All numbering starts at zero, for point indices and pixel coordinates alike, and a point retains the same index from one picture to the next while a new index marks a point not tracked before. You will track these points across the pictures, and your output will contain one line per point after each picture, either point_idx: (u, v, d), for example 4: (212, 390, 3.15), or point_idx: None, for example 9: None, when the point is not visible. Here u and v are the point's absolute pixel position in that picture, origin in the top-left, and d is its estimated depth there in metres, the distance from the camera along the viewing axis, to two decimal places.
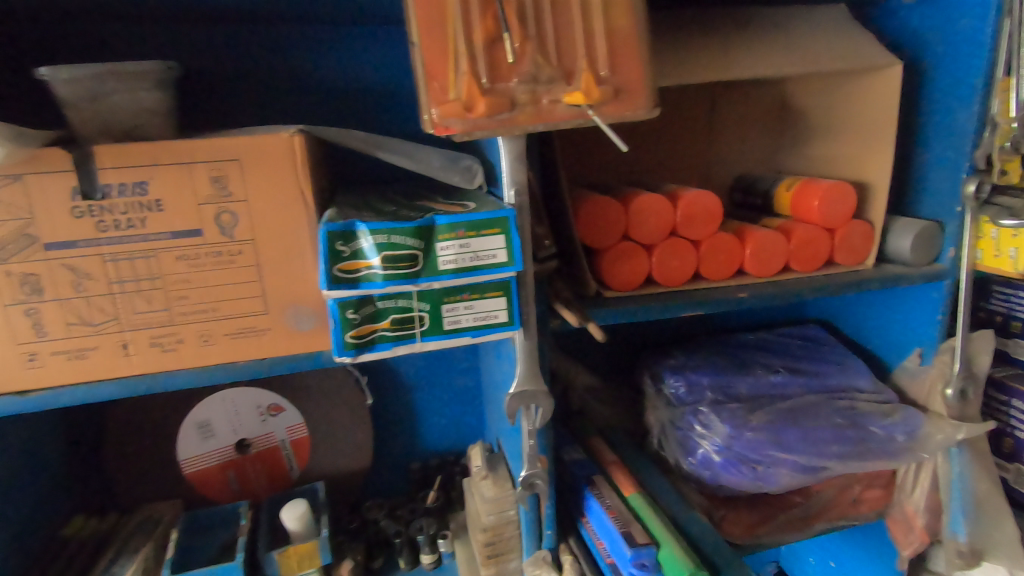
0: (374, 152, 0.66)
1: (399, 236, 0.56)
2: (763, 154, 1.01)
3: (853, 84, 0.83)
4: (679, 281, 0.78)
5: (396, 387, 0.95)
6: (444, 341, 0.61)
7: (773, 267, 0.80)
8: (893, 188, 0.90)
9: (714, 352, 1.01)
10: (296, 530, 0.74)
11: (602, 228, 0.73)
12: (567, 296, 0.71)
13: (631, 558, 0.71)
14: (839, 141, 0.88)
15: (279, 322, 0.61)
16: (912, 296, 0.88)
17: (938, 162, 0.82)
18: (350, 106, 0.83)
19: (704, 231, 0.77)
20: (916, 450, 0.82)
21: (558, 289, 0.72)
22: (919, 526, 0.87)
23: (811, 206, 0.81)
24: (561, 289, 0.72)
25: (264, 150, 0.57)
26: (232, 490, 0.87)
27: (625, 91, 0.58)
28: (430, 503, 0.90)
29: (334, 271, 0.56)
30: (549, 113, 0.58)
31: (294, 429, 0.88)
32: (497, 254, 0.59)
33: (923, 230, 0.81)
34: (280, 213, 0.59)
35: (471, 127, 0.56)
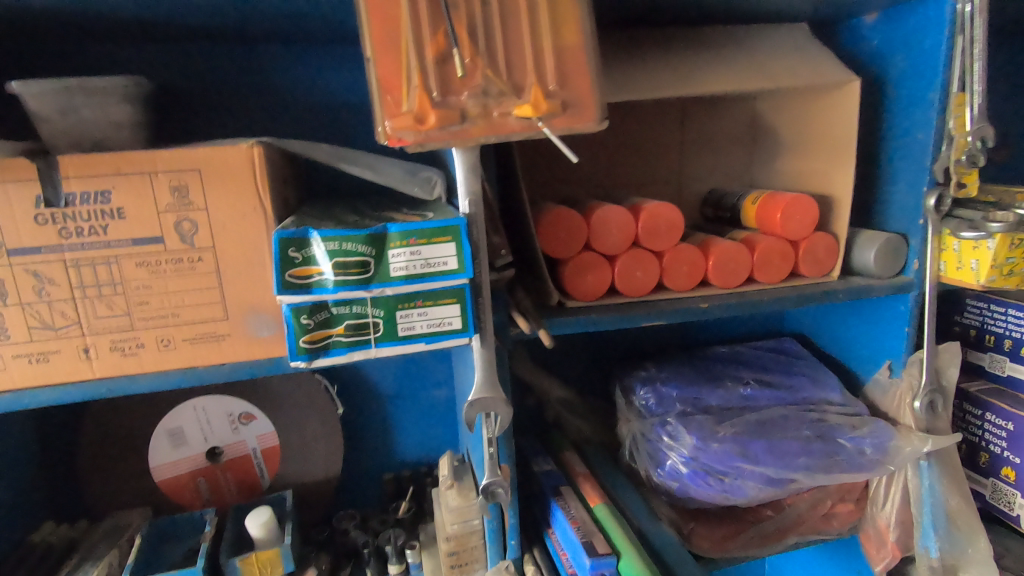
0: (337, 164, 0.68)
1: (351, 243, 0.58)
2: (735, 169, 1.03)
3: (815, 100, 0.85)
4: (642, 292, 0.79)
5: (369, 397, 0.96)
6: (399, 348, 0.62)
7: (737, 278, 0.81)
8: (860, 202, 0.91)
9: (687, 365, 1.01)
10: (259, 537, 0.75)
11: (563, 239, 0.75)
12: (527, 305, 0.72)
13: (589, 567, 0.71)
14: (805, 156, 0.89)
15: (238, 329, 0.63)
16: (880, 309, 0.89)
17: (902, 176, 0.83)
18: (323, 121, 0.85)
19: (666, 242, 0.78)
20: (885, 463, 0.82)
21: (520, 297, 0.74)
22: (891, 540, 0.86)
23: (773, 219, 0.83)
24: (521, 298, 0.73)
25: (224, 161, 0.59)
26: (202, 499, 0.88)
27: (574, 105, 0.60)
28: (402, 514, 0.91)
29: (286, 276, 0.57)
30: (501, 125, 0.59)
31: (265, 438, 0.89)
32: (448, 261, 0.60)
33: (887, 242, 0.82)
34: (239, 222, 0.61)
35: (423, 138, 0.58)
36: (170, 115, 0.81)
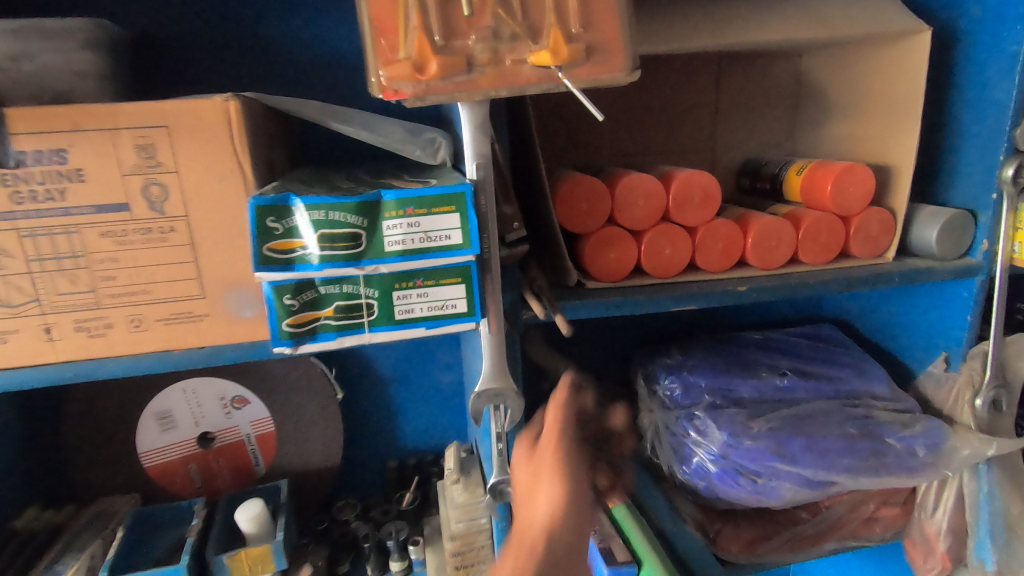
0: (327, 122, 0.60)
1: (340, 212, 0.50)
2: (776, 136, 0.93)
3: (872, 55, 0.75)
4: (671, 272, 0.70)
5: (371, 381, 0.89)
6: (396, 333, 0.55)
7: (779, 258, 0.72)
8: (920, 174, 0.81)
9: (716, 351, 0.92)
10: (250, 531, 0.70)
11: (584, 211, 0.66)
12: (541, 284, 0.64)
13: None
14: (858, 120, 0.79)
15: (218, 308, 0.56)
16: (937, 294, 0.79)
17: (974, 142, 0.72)
18: (319, 78, 0.78)
19: (699, 216, 0.69)
20: (939, 467, 0.74)
21: (534, 275, 0.65)
22: (941, 550, 0.78)
23: (823, 190, 0.73)
24: (535, 276, 0.65)
25: (196, 117, 0.51)
26: (194, 486, 0.83)
27: (600, 51, 0.50)
28: (405, 505, 0.85)
29: (264, 250, 0.50)
30: (514, 74, 0.50)
31: (259, 423, 0.84)
32: (452, 235, 0.53)
33: (952, 218, 0.72)
34: (216, 188, 0.53)
35: (423, 90, 0.49)
36: (152, 70, 0.74)
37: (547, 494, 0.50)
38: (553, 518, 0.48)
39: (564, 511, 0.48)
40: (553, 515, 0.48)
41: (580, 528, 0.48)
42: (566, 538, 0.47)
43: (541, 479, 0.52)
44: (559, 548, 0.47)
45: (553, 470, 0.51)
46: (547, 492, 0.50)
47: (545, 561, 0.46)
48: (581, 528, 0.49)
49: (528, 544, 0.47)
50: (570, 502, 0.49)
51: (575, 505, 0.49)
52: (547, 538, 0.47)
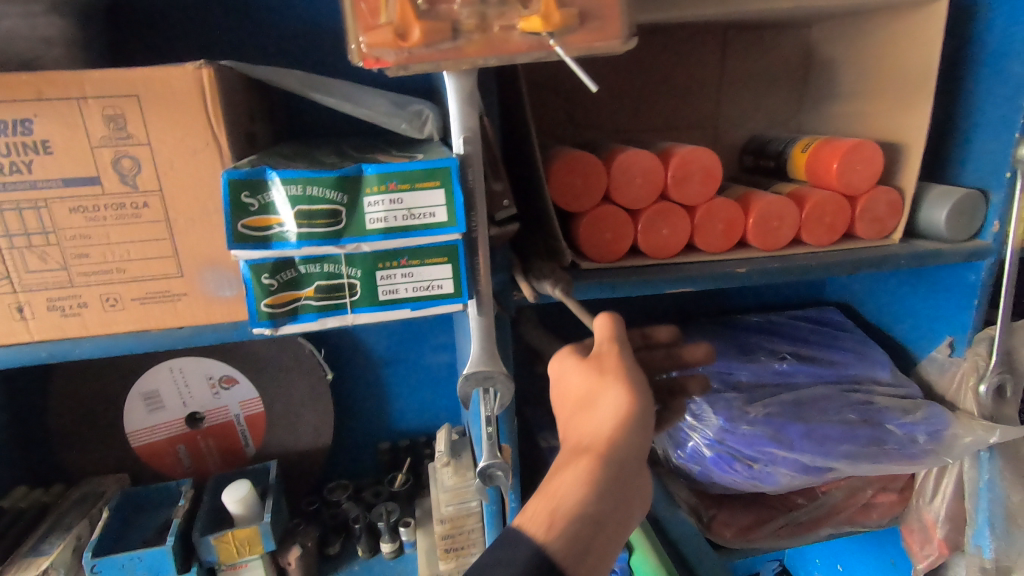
0: (309, 94, 0.58)
1: (318, 187, 0.48)
2: (780, 113, 0.89)
3: (885, 25, 0.71)
4: (669, 253, 0.68)
5: (361, 362, 0.88)
6: (380, 314, 0.53)
7: (781, 239, 0.70)
8: (930, 153, 0.78)
9: (715, 335, 0.90)
10: (237, 513, 0.69)
11: (578, 189, 0.63)
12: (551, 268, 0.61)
13: None
14: (868, 95, 0.76)
15: (196, 288, 0.54)
16: (943, 276, 0.77)
17: (988, 118, 0.69)
18: (302, 49, 0.75)
19: (699, 194, 0.67)
20: (940, 454, 0.72)
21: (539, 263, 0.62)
22: (938, 537, 0.77)
23: (829, 169, 0.70)
24: (543, 263, 0.62)
25: (167, 86, 0.49)
26: (183, 466, 0.83)
27: (594, 17, 0.47)
28: (397, 487, 0.84)
29: (239, 227, 0.48)
30: (503, 42, 0.47)
31: (248, 403, 0.83)
32: (436, 213, 0.50)
33: (963, 199, 0.69)
34: (190, 161, 0.51)
35: (406, 58, 0.46)
36: (128, 38, 0.71)
37: (606, 401, 0.45)
38: (619, 424, 0.44)
39: (628, 420, 0.44)
40: (618, 423, 0.44)
41: (643, 431, 0.45)
42: (632, 445, 0.44)
43: (595, 383, 0.47)
44: (624, 455, 0.44)
45: (616, 376, 0.46)
46: (609, 398, 0.45)
47: (611, 475, 0.43)
48: (648, 428, 0.45)
49: (588, 456, 0.44)
50: (635, 408, 0.45)
51: (641, 407, 0.45)
52: (609, 446, 0.44)
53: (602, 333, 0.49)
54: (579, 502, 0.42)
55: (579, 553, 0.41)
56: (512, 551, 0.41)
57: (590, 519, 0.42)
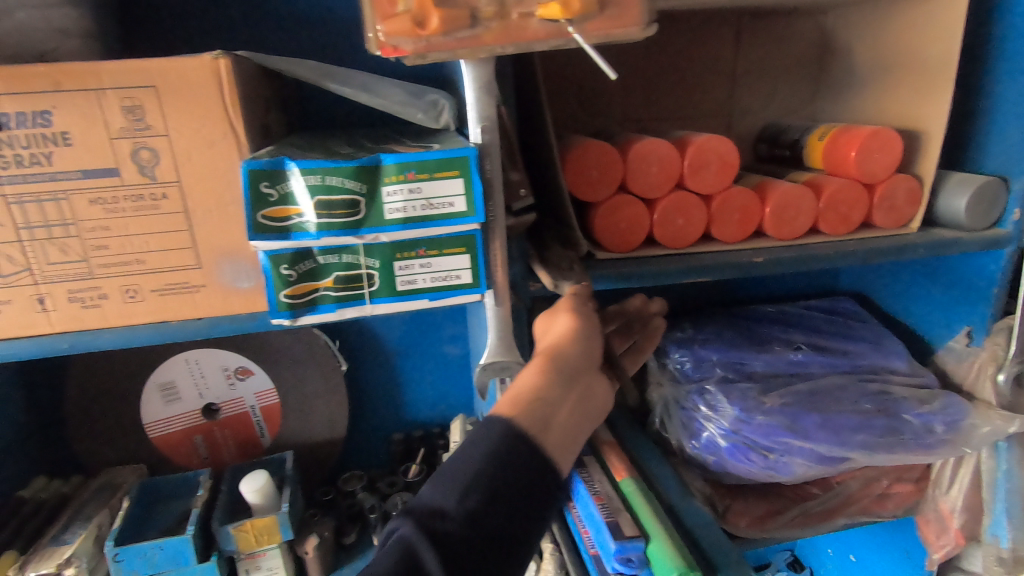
0: (324, 84, 0.57)
1: (337, 177, 0.48)
2: (796, 101, 0.88)
3: (905, 10, 0.70)
4: (685, 243, 0.67)
5: (375, 354, 0.88)
6: (397, 305, 0.53)
7: (798, 228, 0.69)
8: (949, 140, 0.77)
9: (729, 325, 0.90)
10: (256, 502, 0.70)
11: (594, 178, 0.63)
12: (574, 261, 0.61)
13: (614, 552, 0.63)
14: (886, 82, 0.75)
15: (213, 279, 0.54)
16: (962, 265, 0.76)
17: (1009, 105, 0.68)
18: (315, 39, 0.75)
19: (716, 183, 0.66)
20: (958, 444, 0.72)
21: (561, 253, 0.62)
22: (955, 527, 0.76)
23: (847, 157, 0.69)
24: (566, 254, 0.62)
25: (184, 77, 0.49)
26: (199, 457, 0.83)
27: (613, 3, 0.47)
28: (411, 478, 0.84)
29: (259, 218, 0.48)
30: (520, 29, 0.46)
31: (263, 395, 0.83)
32: (455, 202, 0.50)
33: (983, 186, 0.68)
34: (208, 152, 0.51)
35: (424, 47, 0.45)
36: (140, 31, 0.71)
37: (557, 325, 0.53)
38: (566, 336, 0.51)
39: (576, 334, 0.52)
40: (567, 336, 0.52)
41: (590, 346, 0.52)
42: (578, 354, 0.51)
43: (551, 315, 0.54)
44: (573, 359, 0.50)
45: (568, 306, 0.54)
46: (560, 320, 0.53)
47: (559, 368, 0.49)
48: (591, 340, 0.53)
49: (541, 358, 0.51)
50: (582, 326, 0.52)
51: (587, 328, 0.53)
52: (560, 352, 0.51)
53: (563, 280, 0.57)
54: (533, 389, 0.47)
55: (538, 428, 0.46)
56: (481, 434, 0.45)
57: (546, 402, 0.47)
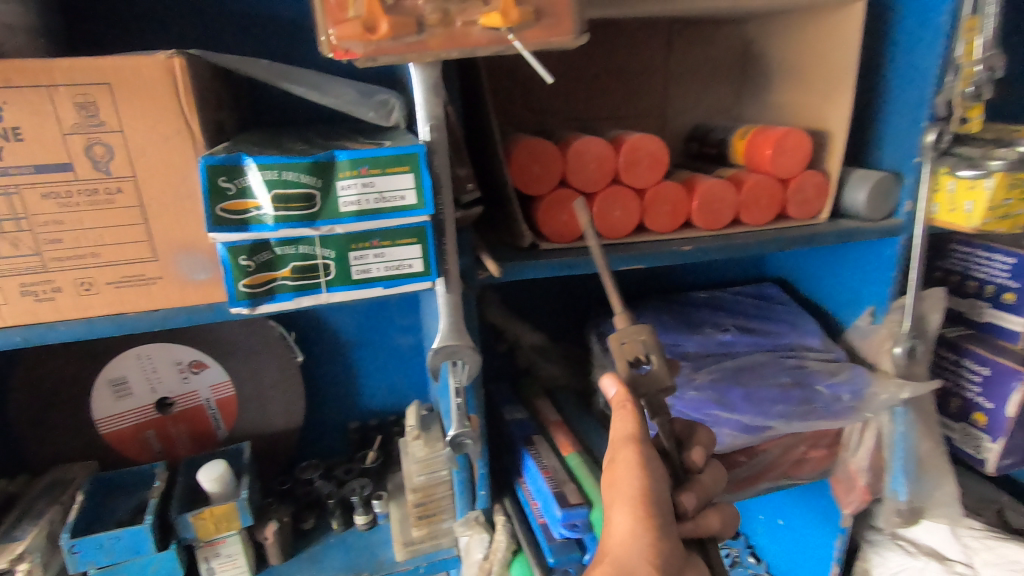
0: (277, 83, 0.60)
1: (292, 172, 0.51)
2: (722, 103, 0.96)
3: (812, 23, 0.78)
4: (621, 234, 0.73)
5: (329, 345, 0.90)
6: (353, 293, 0.56)
7: (722, 219, 0.76)
8: (852, 140, 0.86)
9: (667, 310, 0.97)
10: (213, 491, 0.72)
11: (537, 173, 0.68)
12: (647, 351, 0.55)
13: (560, 518, 0.68)
14: (798, 88, 0.83)
15: (170, 271, 0.56)
16: (866, 252, 0.85)
17: (900, 109, 0.77)
18: (263, 37, 0.77)
19: (648, 178, 0.72)
20: (861, 410, 0.80)
21: (632, 340, 0.55)
22: (861, 485, 0.86)
23: (763, 155, 0.77)
24: (639, 345, 0.55)
25: (139, 75, 0.50)
26: (153, 451, 0.84)
27: (549, 14, 0.51)
28: (369, 463, 0.88)
29: (217, 211, 0.50)
30: (464, 37, 0.50)
31: (219, 387, 0.84)
32: (406, 196, 0.54)
33: (879, 181, 0.77)
34: (163, 147, 0.53)
35: (374, 51, 0.48)
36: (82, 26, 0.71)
37: (620, 519, 0.55)
38: (632, 533, 0.54)
39: (638, 541, 0.54)
40: (630, 543, 0.54)
41: (657, 553, 0.53)
42: (642, 555, 0.53)
43: (616, 502, 0.56)
44: (640, 572, 0.53)
45: (630, 502, 0.54)
46: (619, 516, 0.55)
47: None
48: (659, 533, 0.54)
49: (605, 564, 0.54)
50: (647, 527, 0.54)
51: (653, 532, 0.54)
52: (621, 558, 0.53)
53: (620, 448, 0.57)
54: None
55: None
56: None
57: None
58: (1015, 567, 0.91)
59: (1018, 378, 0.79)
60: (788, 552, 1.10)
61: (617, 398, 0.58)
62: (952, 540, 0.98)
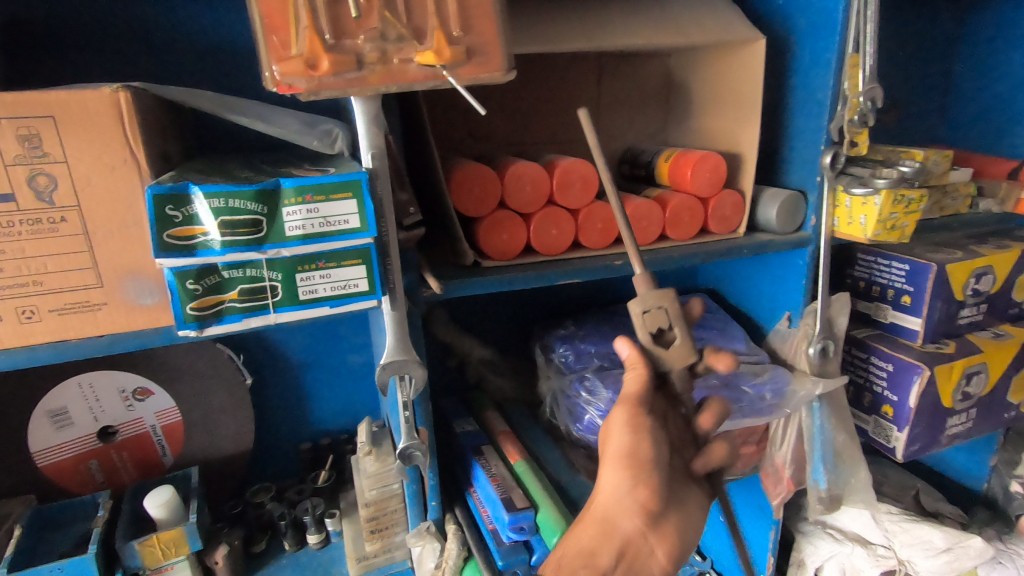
0: (222, 113, 0.63)
1: (239, 200, 0.53)
2: (651, 128, 1.03)
3: (723, 57, 0.86)
4: (558, 251, 0.78)
5: (279, 366, 0.91)
6: (301, 313, 0.59)
7: (650, 236, 0.82)
8: (765, 161, 0.94)
9: (606, 321, 1.03)
10: (160, 517, 0.71)
11: (477, 197, 0.73)
12: (670, 319, 0.59)
13: (508, 522, 0.72)
14: (714, 115, 0.91)
15: (116, 296, 0.57)
16: (781, 262, 0.93)
17: (804, 134, 0.86)
18: (208, 70, 0.82)
19: (580, 200, 0.78)
20: (782, 407, 0.88)
21: (656, 310, 0.58)
22: (787, 477, 0.93)
23: (685, 176, 0.84)
24: (662, 315, 0.58)
25: (84, 108, 0.52)
26: (96, 482, 0.82)
27: (480, 52, 0.54)
28: (320, 483, 0.89)
29: (164, 237, 0.52)
30: (401, 73, 0.53)
31: (165, 414, 0.84)
32: (350, 220, 0.57)
33: (787, 199, 0.85)
34: (109, 177, 0.54)
35: (316, 86, 0.51)
36: (34, 63, 0.75)
37: (608, 477, 0.62)
38: (615, 488, 0.62)
39: (623, 492, 0.62)
40: (615, 494, 0.62)
41: (640, 504, 0.61)
42: (626, 505, 0.61)
43: (608, 456, 0.63)
44: (621, 518, 0.61)
45: (617, 461, 0.62)
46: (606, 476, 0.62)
47: (606, 523, 0.61)
48: (641, 487, 0.61)
49: (590, 514, 0.63)
50: (631, 482, 0.61)
51: (636, 486, 0.61)
52: (607, 511, 0.62)
53: (616, 408, 0.62)
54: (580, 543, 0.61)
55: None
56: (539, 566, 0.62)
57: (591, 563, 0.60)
58: (927, 546, 1.01)
59: (918, 371, 0.89)
60: (728, 547, 1.16)
61: (629, 359, 0.63)
62: (874, 526, 1.06)
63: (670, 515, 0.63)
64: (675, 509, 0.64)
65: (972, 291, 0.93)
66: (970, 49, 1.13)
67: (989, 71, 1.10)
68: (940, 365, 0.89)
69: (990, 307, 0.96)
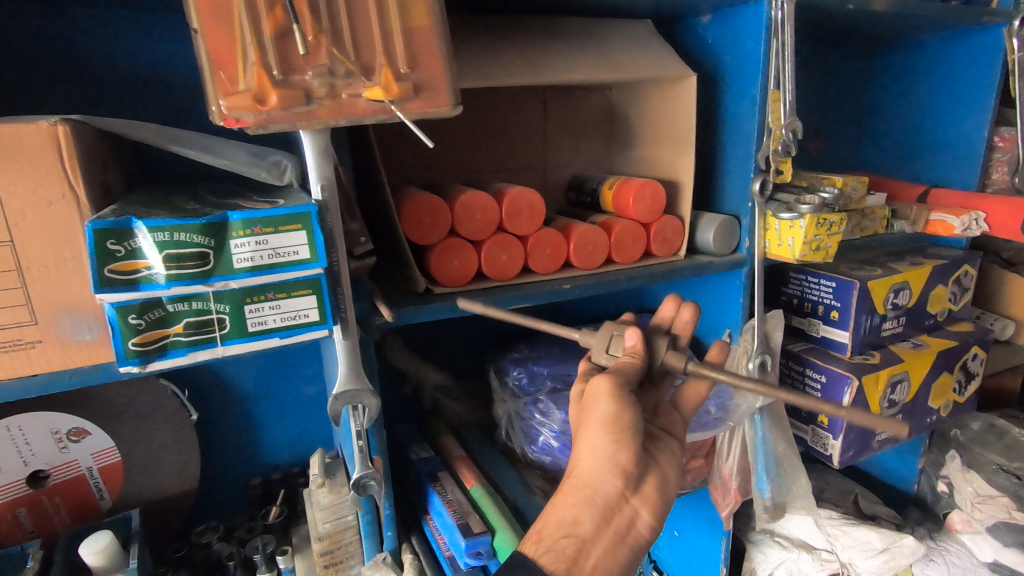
0: (167, 145, 0.62)
1: (184, 233, 0.53)
2: (595, 156, 1.08)
3: (660, 91, 0.92)
4: (508, 277, 0.80)
5: (226, 400, 0.89)
6: (250, 344, 0.58)
7: (597, 259, 0.85)
8: (702, 187, 1.00)
9: (558, 343, 1.05)
10: (98, 565, 0.68)
11: (428, 225, 0.74)
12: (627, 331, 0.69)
13: (465, 547, 0.72)
14: (653, 145, 0.97)
15: (51, 334, 0.55)
16: (721, 282, 0.98)
17: (736, 163, 0.92)
18: (153, 100, 0.81)
19: (528, 226, 0.80)
20: (727, 420, 0.93)
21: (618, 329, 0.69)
22: (733, 488, 0.97)
23: (628, 204, 0.88)
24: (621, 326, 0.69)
25: (20, 142, 0.51)
26: (24, 530, 0.77)
27: (427, 88, 0.56)
28: (272, 519, 0.86)
29: (105, 272, 0.51)
30: (351, 107, 0.54)
31: (102, 454, 0.80)
32: (300, 251, 0.57)
33: (722, 223, 0.91)
34: (44, 212, 0.53)
35: (265, 119, 0.51)
36: None
37: (587, 444, 0.64)
38: (595, 455, 0.63)
39: (600, 457, 0.63)
40: (596, 460, 0.63)
41: (620, 467, 0.63)
42: (608, 468, 0.63)
43: (589, 423, 0.64)
44: (600, 484, 0.63)
45: (602, 426, 0.62)
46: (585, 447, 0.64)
47: (588, 489, 0.63)
48: (620, 448, 0.63)
49: (571, 483, 0.64)
50: (609, 446, 0.63)
51: (615, 447, 0.63)
52: (589, 480, 0.63)
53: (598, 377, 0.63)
54: (565, 512, 0.62)
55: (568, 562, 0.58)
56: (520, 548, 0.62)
57: (578, 534, 0.60)
58: (866, 547, 1.06)
59: (848, 381, 0.95)
60: (683, 560, 1.19)
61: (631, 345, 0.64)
62: (817, 531, 1.10)
63: (647, 478, 0.66)
64: (647, 469, 0.67)
65: (892, 305, 1.00)
66: (881, 85, 1.24)
67: (897, 105, 1.22)
68: (867, 374, 0.95)
69: (909, 319, 1.05)
